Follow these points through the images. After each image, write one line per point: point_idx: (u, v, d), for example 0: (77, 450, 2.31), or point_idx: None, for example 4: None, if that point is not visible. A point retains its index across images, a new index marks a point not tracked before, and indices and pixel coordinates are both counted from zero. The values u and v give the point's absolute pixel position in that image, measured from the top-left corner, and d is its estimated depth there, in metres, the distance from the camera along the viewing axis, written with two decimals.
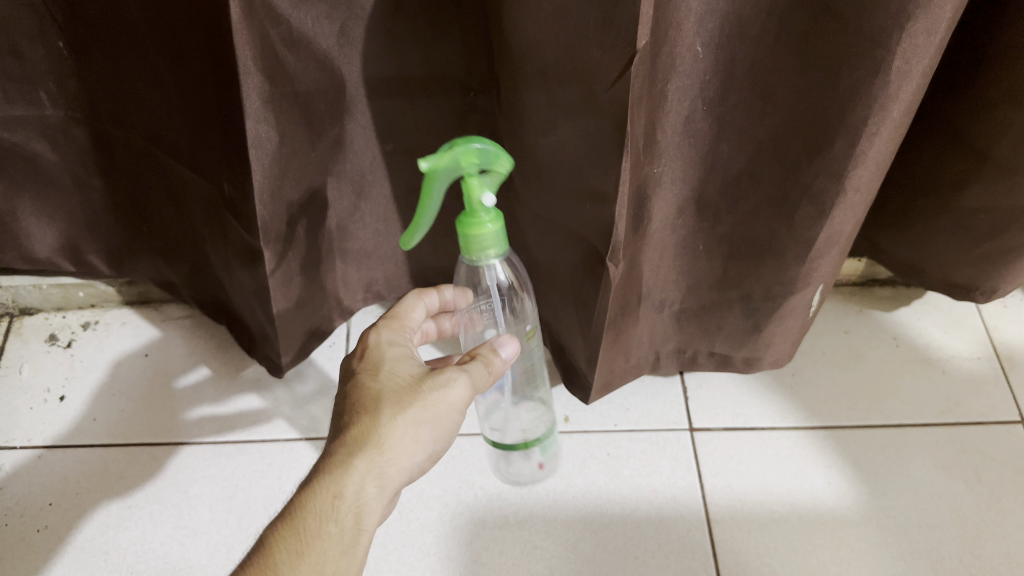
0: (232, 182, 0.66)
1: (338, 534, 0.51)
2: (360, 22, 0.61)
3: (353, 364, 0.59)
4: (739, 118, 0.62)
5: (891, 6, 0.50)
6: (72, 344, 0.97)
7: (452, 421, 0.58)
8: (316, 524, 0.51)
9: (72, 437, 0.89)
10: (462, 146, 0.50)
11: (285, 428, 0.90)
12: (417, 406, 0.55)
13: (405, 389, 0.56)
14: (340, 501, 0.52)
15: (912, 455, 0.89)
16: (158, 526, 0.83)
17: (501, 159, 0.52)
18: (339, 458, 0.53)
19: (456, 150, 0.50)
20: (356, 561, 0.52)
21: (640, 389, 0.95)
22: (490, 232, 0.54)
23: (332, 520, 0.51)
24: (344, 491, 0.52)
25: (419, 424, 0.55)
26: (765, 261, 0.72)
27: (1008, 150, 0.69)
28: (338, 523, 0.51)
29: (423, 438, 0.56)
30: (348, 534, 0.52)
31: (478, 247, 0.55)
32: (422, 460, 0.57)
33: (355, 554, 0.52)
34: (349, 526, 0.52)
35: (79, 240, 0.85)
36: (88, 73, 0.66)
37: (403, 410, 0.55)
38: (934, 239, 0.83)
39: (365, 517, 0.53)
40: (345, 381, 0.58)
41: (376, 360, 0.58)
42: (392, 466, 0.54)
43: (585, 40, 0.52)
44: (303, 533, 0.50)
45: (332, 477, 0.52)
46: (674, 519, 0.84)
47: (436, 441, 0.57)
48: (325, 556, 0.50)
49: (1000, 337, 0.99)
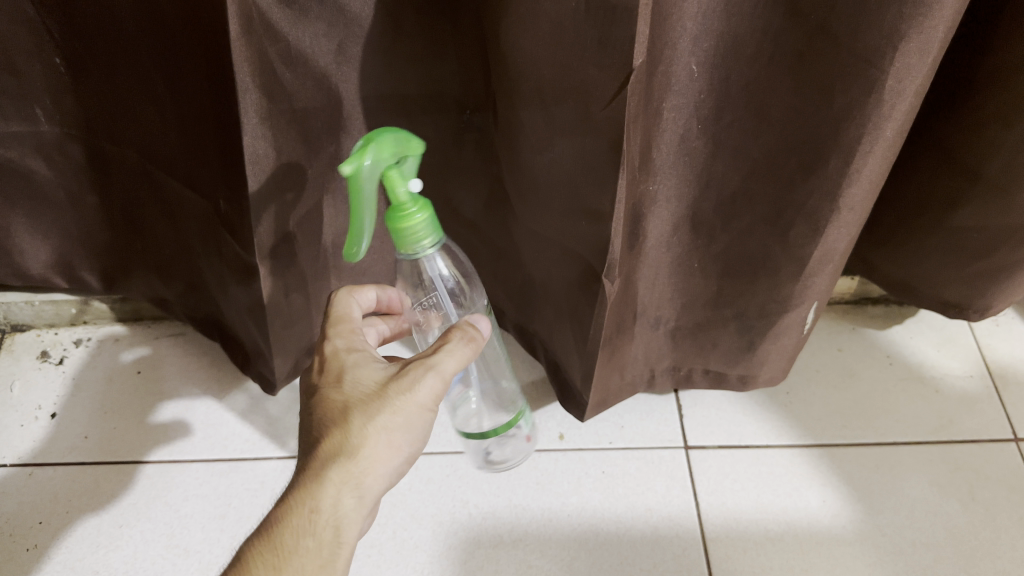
0: (228, 199, 0.66)
1: (316, 548, 0.51)
2: (357, 40, 0.61)
3: (314, 376, 0.58)
4: (734, 136, 0.62)
5: (884, 26, 0.50)
6: (64, 361, 0.96)
7: (427, 420, 0.56)
8: (293, 539, 0.51)
9: (64, 455, 0.88)
10: (376, 140, 0.50)
11: (278, 446, 0.90)
12: (385, 412, 0.54)
13: (371, 396, 0.55)
14: (315, 515, 0.51)
15: (906, 473, 0.89)
16: (148, 545, 0.82)
17: (410, 141, 0.51)
18: (312, 472, 0.53)
19: (371, 146, 0.49)
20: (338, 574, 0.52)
21: (635, 407, 0.94)
22: (422, 221, 0.53)
23: (310, 534, 0.51)
24: (320, 504, 0.52)
25: (393, 428, 0.54)
26: (760, 279, 0.72)
27: (1000, 169, 0.69)
28: (316, 537, 0.51)
29: (396, 443, 0.55)
30: (327, 548, 0.51)
31: (412, 239, 0.53)
32: (399, 465, 0.56)
33: (336, 566, 0.51)
34: (327, 539, 0.51)
35: (72, 257, 0.85)
36: (84, 89, 0.66)
37: (374, 417, 0.54)
38: (927, 258, 0.83)
39: (345, 529, 0.52)
40: (310, 393, 0.57)
41: (338, 368, 0.57)
42: (367, 475, 0.53)
43: (582, 60, 0.52)
44: (281, 549, 0.50)
45: (308, 490, 0.52)
46: (669, 538, 0.84)
47: (412, 444, 0.56)
48: (305, 571, 0.50)
49: (993, 355, 0.99)
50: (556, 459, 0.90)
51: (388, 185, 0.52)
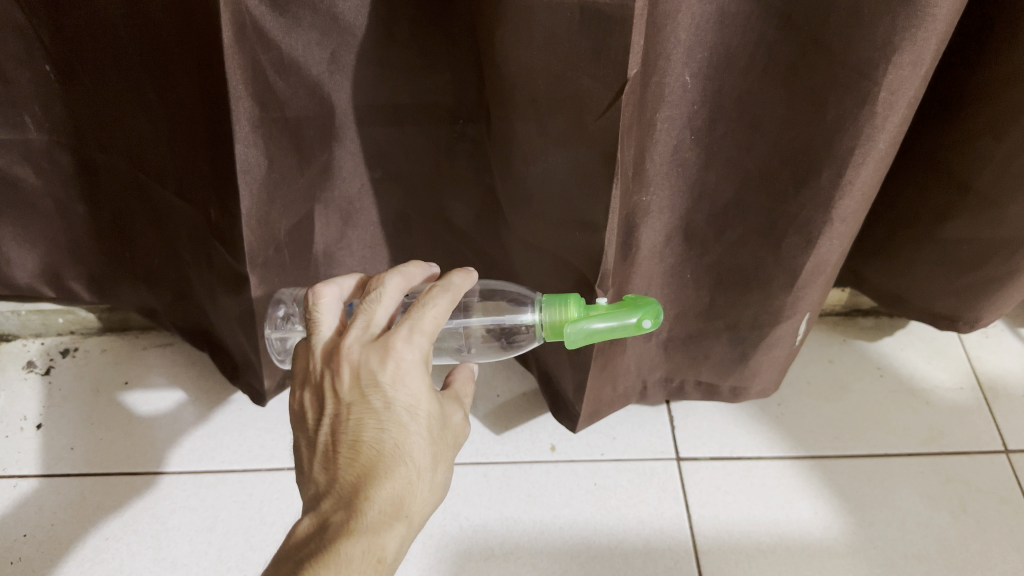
0: (219, 207, 0.65)
1: None
2: (351, 50, 0.61)
3: (388, 388, 0.49)
4: (727, 148, 0.62)
5: (877, 39, 0.51)
6: (51, 371, 0.95)
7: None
8: None
9: (50, 466, 0.87)
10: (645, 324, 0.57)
11: (266, 457, 0.89)
12: (443, 461, 0.51)
13: (438, 439, 0.51)
14: (384, 566, 0.46)
15: (898, 485, 0.89)
16: (135, 558, 0.81)
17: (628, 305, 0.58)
18: (382, 516, 0.47)
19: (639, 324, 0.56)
20: None
21: (627, 419, 0.94)
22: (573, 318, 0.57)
23: None
24: (387, 554, 0.47)
25: (443, 482, 0.52)
26: (753, 289, 0.72)
27: (990, 181, 0.70)
28: None
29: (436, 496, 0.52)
30: None
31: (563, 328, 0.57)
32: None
33: None
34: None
35: (60, 266, 0.84)
36: (75, 96, 0.66)
37: (438, 469, 0.50)
38: (918, 270, 0.83)
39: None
40: (377, 407, 0.49)
41: (416, 393, 0.50)
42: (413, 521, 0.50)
43: (576, 70, 0.52)
44: None
45: (377, 532, 0.46)
46: (661, 550, 0.83)
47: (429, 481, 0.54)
48: None
49: (982, 367, 0.99)
50: (548, 470, 0.89)
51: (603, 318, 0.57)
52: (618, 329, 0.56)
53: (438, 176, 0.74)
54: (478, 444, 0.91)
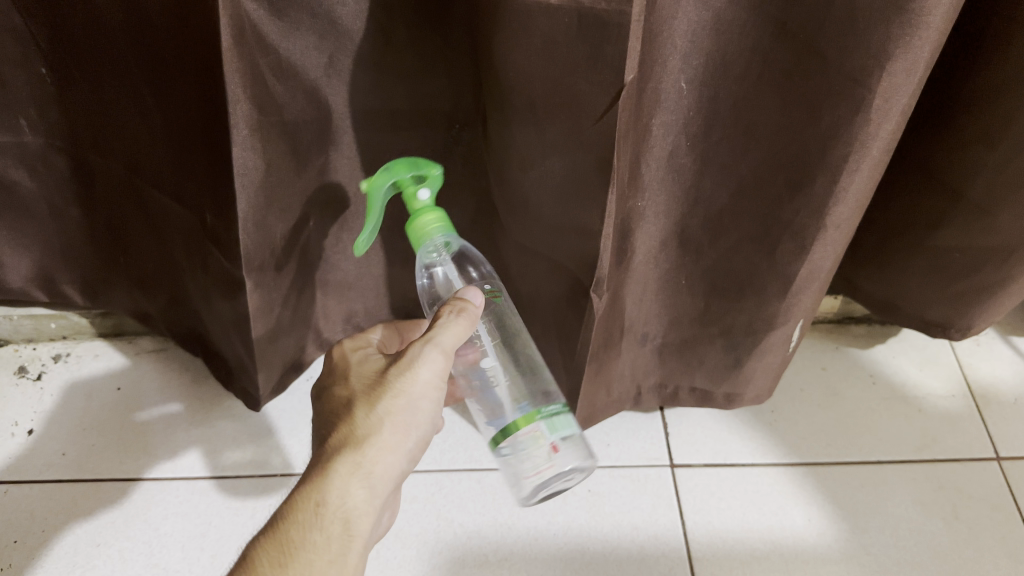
0: (214, 211, 0.65)
1: (323, 540, 0.52)
2: (348, 54, 0.61)
3: (326, 381, 0.61)
4: (721, 154, 0.63)
5: (870, 46, 0.51)
6: (42, 377, 0.94)
7: (434, 401, 0.57)
8: (300, 533, 0.52)
9: (41, 472, 0.87)
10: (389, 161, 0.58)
11: (259, 463, 0.88)
12: (386, 399, 0.56)
13: (373, 386, 0.57)
14: (323, 508, 0.53)
15: (890, 492, 0.89)
16: (127, 564, 0.80)
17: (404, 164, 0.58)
18: (317, 470, 0.54)
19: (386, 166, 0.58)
20: (349, 567, 0.53)
21: (620, 425, 0.94)
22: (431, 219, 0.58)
23: (317, 528, 0.52)
24: (327, 499, 0.53)
25: (396, 416, 0.56)
26: (746, 295, 0.72)
27: (982, 189, 0.70)
28: (324, 530, 0.52)
29: (403, 428, 0.56)
30: (335, 540, 0.52)
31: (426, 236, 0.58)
32: (410, 455, 0.58)
33: (345, 560, 0.52)
34: (336, 532, 0.53)
35: (53, 270, 0.84)
36: (72, 99, 0.66)
37: (375, 405, 0.56)
38: (910, 278, 0.84)
39: (354, 522, 0.54)
40: (322, 396, 0.60)
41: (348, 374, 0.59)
42: (374, 465, 0.55)
43: (573, 76, 0.53)
44: (286, 541, 0.52)
45: (313, 486, 0.54)
46: (655, 557, 0.83)
47: (421, 428, 0.57)
48: (311, 563, 0.51)
49: (974, 375, 1.00)
50: None
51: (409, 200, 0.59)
52: (376, 185, 0.57)
53: None
54: (472, 451, 0.91)
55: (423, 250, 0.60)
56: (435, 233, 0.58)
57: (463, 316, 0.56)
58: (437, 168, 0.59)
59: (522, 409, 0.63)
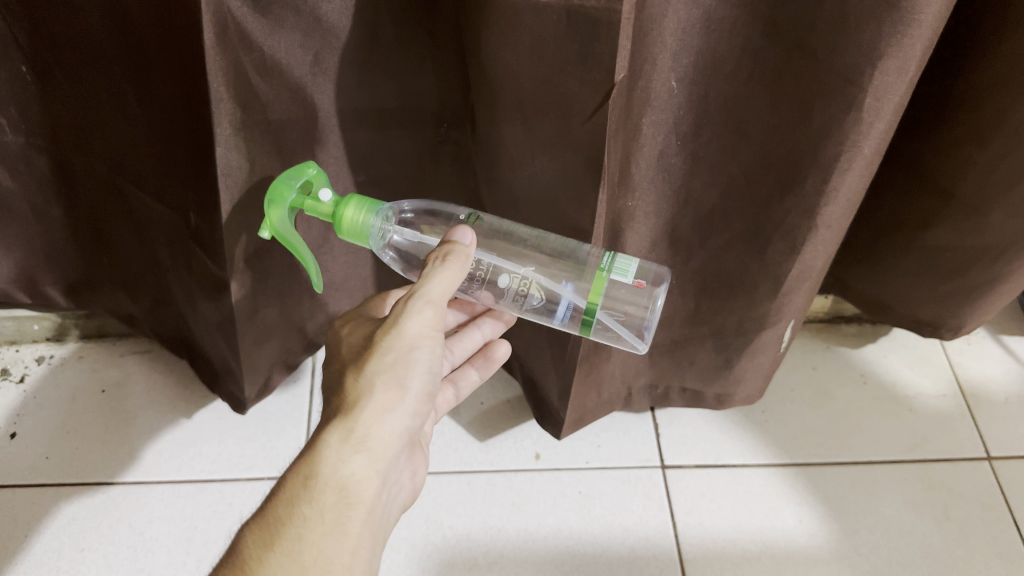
0: (199, 212, 0.64)
1: (317, 511, 0.51)
2: (334, 52, 0.60)
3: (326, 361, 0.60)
4: (712, 154, 0.62)
5: (863, 45, 0.51)
6: (25, 379, 0.93)
7: (428, 354, 0.56)
8: (290, 508, 0.51)
9: (24, 476, 0.85)
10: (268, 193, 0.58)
11: (246, 466, 0.87)
12: (374, 359, 0.55)
13: (364, 351, 0.56)
14: (314, 479, 0.52)
15: (882, 492, 0.89)
16: (111, 569, 0.79)
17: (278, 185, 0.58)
18: (310, 443, 0.53)
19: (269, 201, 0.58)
20: (350, 535, 0.51)
21: (611, 426, 0.93)
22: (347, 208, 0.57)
23: (308, 501, 0.51)
24: (317, 470, 0.52)
25: (386, 376, 0.55)
26: (737, 295, 0.72)
27: (973, 189, 0.70)
28: (316, 502, 0.51)
29: (395, 387, 0.55)
30: (329, 510, 0.51)
31: (358, 230, 0.56)
32: (410, 416, 0.56)
33: (343, 528, 0.51)
34: (331, 502, 0.51)
35: (35, 272, 0.82)
36: (52, 97, 0.64)
37: (364, 367, 0.55)
38: (901, 278, 0.83)
39: (351, 490, 0.52)
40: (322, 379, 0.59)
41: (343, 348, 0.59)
42: (369, 429, 0.54)
43: (562, 74, 0.52)
44: (276, 519, 0.51)
45: (303, 460, 0.53)
46: (646, 558, 0.83)
47: (418, 383, 0.56)
48: (302, 536, 0.50)
49: (964, 374, 1.00)
50: (532, 478, 0.88)
51: (317, 213, 0.58)
52: (278, 223, 0.58)
53: (421, 179, 0.73)
54: (461, 452, 0.90)
55: (374, 239, 0.59)
56: (365, 214, 0.56)
57: (449, 260, 0.54)
58: (314, 166, 0.59)
59: (572, 287, 0.59)
